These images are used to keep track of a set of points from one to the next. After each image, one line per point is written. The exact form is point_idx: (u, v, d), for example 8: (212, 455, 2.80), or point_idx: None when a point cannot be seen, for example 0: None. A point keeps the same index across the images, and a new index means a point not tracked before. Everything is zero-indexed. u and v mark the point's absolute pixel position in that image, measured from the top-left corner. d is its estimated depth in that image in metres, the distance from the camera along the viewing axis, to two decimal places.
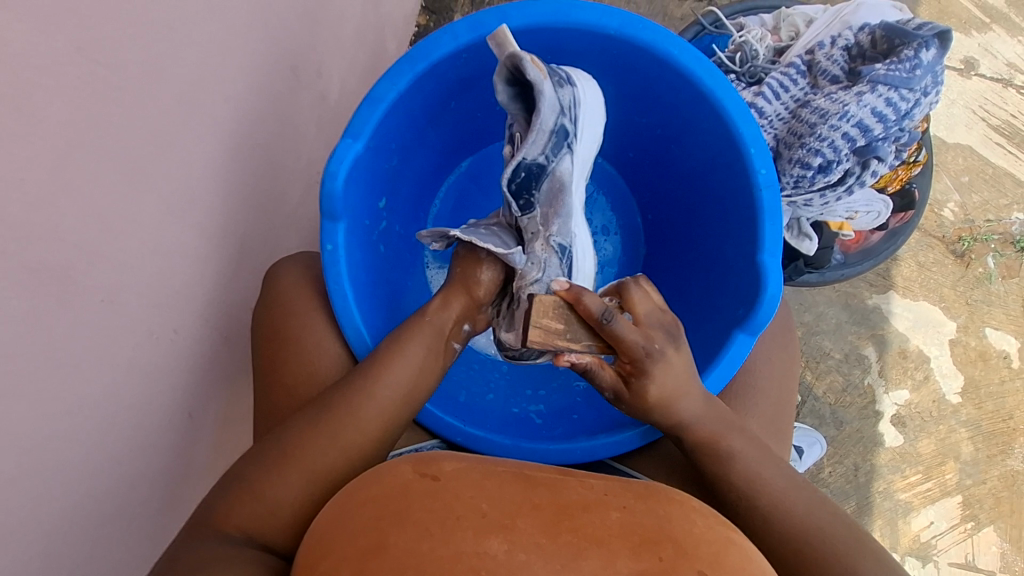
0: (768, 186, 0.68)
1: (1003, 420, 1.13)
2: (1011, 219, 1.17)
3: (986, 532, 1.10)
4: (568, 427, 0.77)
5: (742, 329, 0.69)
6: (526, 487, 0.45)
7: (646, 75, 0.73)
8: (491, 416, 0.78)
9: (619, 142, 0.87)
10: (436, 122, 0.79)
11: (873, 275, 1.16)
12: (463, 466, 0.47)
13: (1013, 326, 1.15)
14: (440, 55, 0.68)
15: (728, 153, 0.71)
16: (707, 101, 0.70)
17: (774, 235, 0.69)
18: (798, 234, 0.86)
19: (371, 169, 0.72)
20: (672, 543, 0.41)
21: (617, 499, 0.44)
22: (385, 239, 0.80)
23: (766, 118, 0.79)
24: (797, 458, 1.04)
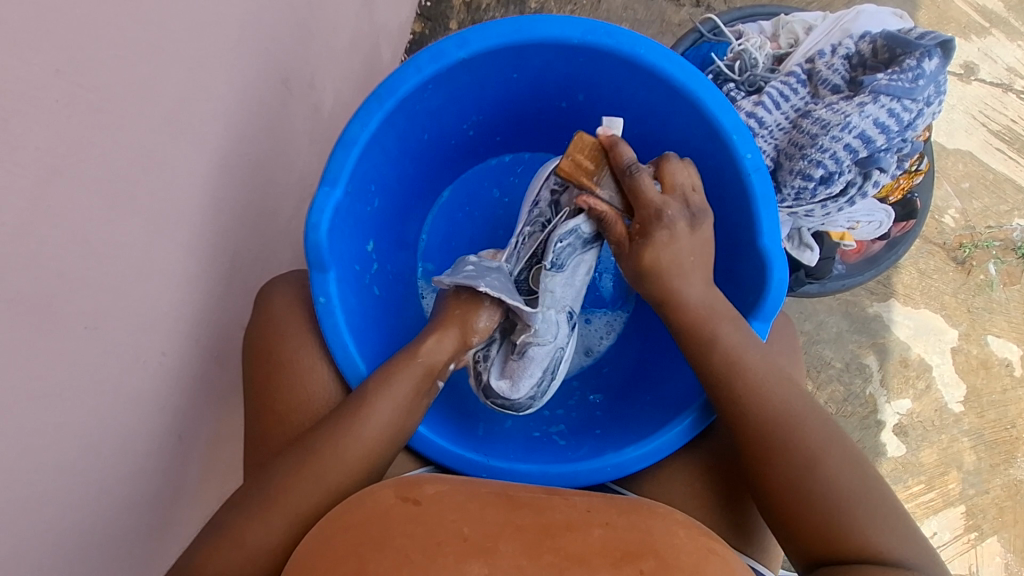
0: (757, 170, 0.66)
1: (1005, 429, 1.12)
2: (1012, 225, 1.15)
3: (989, 543, 1.09)
4: (593, 442, 0.73)
5: (754, 318, 0.67)
6: (507, 508, 0.43)
7: (618, 83, 0.71)
8: (513, 445, 0.74)
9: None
10: (413, 155, 0.77)
11: (874, 282, 1.15)
12: (446, 488, 0.45)
13: (1015, 334, 1.14)
14: (410, 86, 0.65)
15: (719, 155, 0.68)
16: (690, 104, 0.67)
17: (771, 218, 0.66)
18: (798, 244, 0.84)
19: (354, 215, 0.70)
20: (653, 557, 0.40)
21: (600, 515, 0.43)
22: (380, 278, 0.78)
23: (766, 129, 0.78)
24: None
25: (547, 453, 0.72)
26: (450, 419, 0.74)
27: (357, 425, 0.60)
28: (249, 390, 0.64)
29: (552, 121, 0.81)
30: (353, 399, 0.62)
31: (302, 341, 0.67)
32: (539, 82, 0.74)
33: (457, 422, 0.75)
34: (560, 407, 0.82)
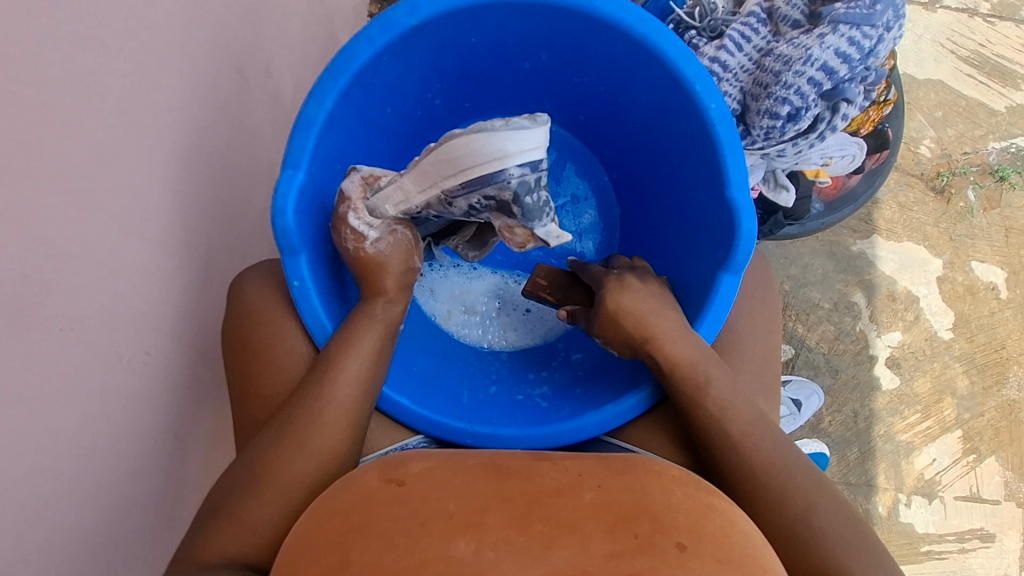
0: (723, 120, 0.64)
1: (996, 350, 1.13)
2: (988, 149, 1.16)
3: (988, 463, 1.10)
4: (576, 401, 0.71)
5: (724, 269, 0.65)
6: (497, 479, 0.45)
7: (578, 38, 0.69)
8: (497, 408, 0.71)
9: (568, 106, 0.81)
10: (378, 130, 0.76)
11: (856, 221, 1.16)
12: (432, 466, 0.46)
13: (999, 257, 1.15)
14: (362, 62, 0.64)
15: (682, 105, 0.67)
16: (650, 55, 0.66)
17: (738, 168, 0.65)
18: (774, 186, 0.84)
19: (322, 195, 0.69)
20: (648, 519, 0.41)
21: (591, 478, 0.45)
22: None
23: (731, 72, 0.77)
24: (795, 411, 1.06)
25: (529, 415, 0.70)
26: (435, 389, 0.72)
27: (339, 396, 0.60)
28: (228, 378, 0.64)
29: (517, 86, 0.80)
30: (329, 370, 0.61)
31: (280, 328, 0.66)
32: (497, 42, 0.72)
33: (443, 389, 0.73)
34: (546, 368, 0.80)
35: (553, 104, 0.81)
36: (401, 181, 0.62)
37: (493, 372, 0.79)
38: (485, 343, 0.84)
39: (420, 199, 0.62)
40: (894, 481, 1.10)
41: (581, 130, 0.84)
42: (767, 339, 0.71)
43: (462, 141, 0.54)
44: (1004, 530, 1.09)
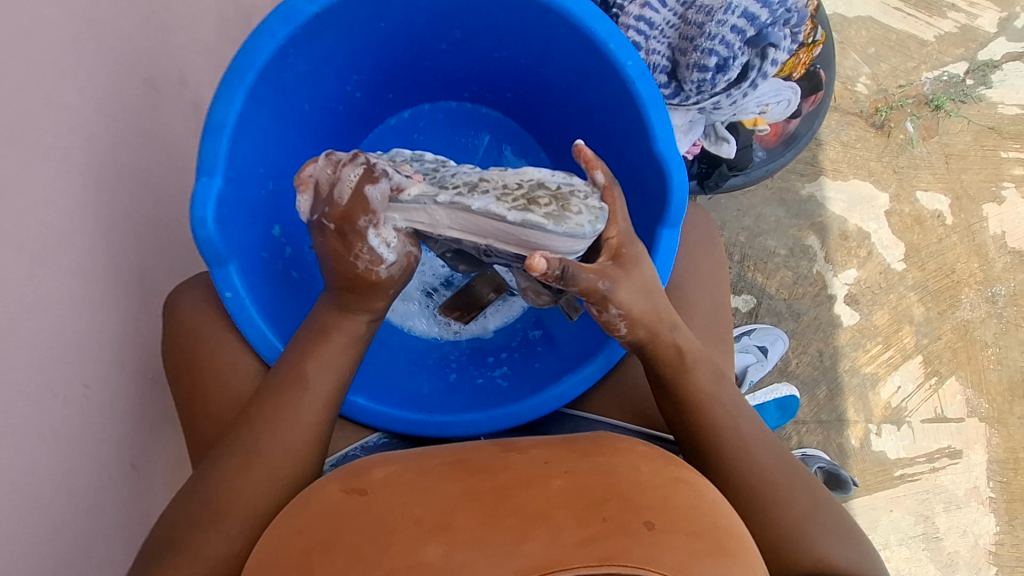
0: (640, 76, 0.63)
1: (947, 275, 1.17)
2: (922, 80, 1.19)
3: (949, 384, 1.14)
4: (535, 378, 0.69)
5: (664, 226, 0.65)
6: (462, 476, 0.45)
7: (489, 9, 0.68)
8: (458, 397, 0.70)
9: (492, 84, 0.79)
10: (298, 129, 0.72)
11: (802, 165, 1.18)
12: (394, 472, 0.46)
13: (941, 185, 1.19)
14: (267, 57, 0.62)
15: (600, 67, 0.66)
16: (562, 20, 0.64)
17: (662, 122, 0.64)
18: (715, 139, 0.84)
19: (244, 203, 0.66)
20: (617, 501, 0.42)
21: (559, 465, 0.46)
22: (301, 266, 0.74)
23: (657, 28, 0.75)
24: (762, 357, 1.07)
25: (491, 398, 0.68)
26: (392, 385, 0.70)
27: (301, 404, 0.58)
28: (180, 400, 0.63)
29: (439, 68, 0.78)
30: (282, 378, 0.59)
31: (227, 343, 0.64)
32: (411, 23, 0.70)
33: (401, 384, 0.71)
34: (504, 348, 0.77)
35: (478, 84, 0.80)
36: (433, 208, 0.60)
37: (453, 361, 0.76)
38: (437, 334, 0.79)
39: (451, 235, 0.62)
40: (863, 413, 1.13)
41: (508, 107, 0.82)
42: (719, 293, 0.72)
43: (546, 233, 0.55)
44: (970, 445, 1.13)
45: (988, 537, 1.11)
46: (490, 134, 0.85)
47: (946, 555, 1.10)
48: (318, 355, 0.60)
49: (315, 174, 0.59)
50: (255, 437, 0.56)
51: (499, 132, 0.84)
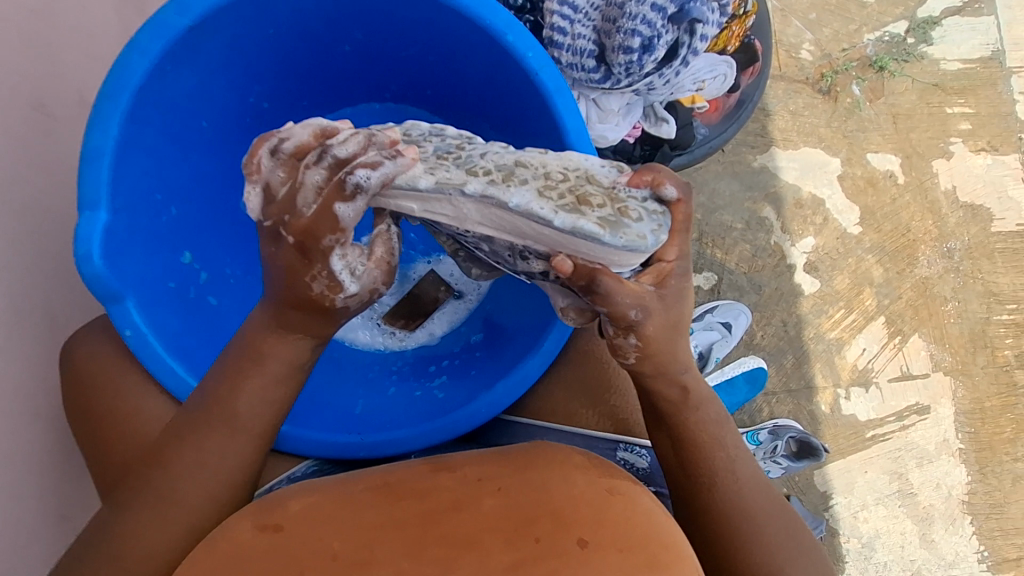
0: (543, 66, 0.63)
1: (903, 235, 1.18)
2: (864, 42, 1.19)
3: (913, 341, 1.16)
4: (469, 384, 0.66)
5: None
6: (388, 502, 0.50)
7: (385, 8, 0.66)
8: (392, 413, 0.66)
9: (411, 83, 0.77)
10: (200, 147, 0.71)
11: (753, 137, 1.18)
12: (313, 504, 0.50)
13: (891, 145, 1.19)
14: (140, 77, 0.60)
15: (502, 59, 0.65)
16: (454, 13, 0.63)
17: (570, 110, 0.63)
18: (655, 120, 0.84)
19: (141, 231, 0.64)
20: (547, 520, 0.47)
21: (489, 484, 0.51)
22: (220, 292, 0.72)
23: (581, 12, 0.73)
24: (727, 333, 1.08)
25: (424, 412, 0.65)
26: (327, 407, 0.67)
27: (231, 445, 0.56)
28: (110, 433, 0.64)
29: (351, 70, 0.76)
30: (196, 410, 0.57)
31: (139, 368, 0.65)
32: (305, 27, 0.68)
33: (336, 404, 0.68)
34: (445, 356, 0.73)
35: (397, 84, 0.77)
36: (459, 201, 0.52)
37: (394, 371, 0.73)
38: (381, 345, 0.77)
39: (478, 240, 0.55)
40: (831, 377, 1.14)
41: (432, 106, 0.79)
42: None
43: (598, 246, 0.50)
44: (937, 400, 1.15)
45: (961, 488, 1.13)
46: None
47: (922, 510, 1.12)
48: (250, 385, 0.57)
49: (285, 167, 0.49)
50: (169, 479, 0.55)
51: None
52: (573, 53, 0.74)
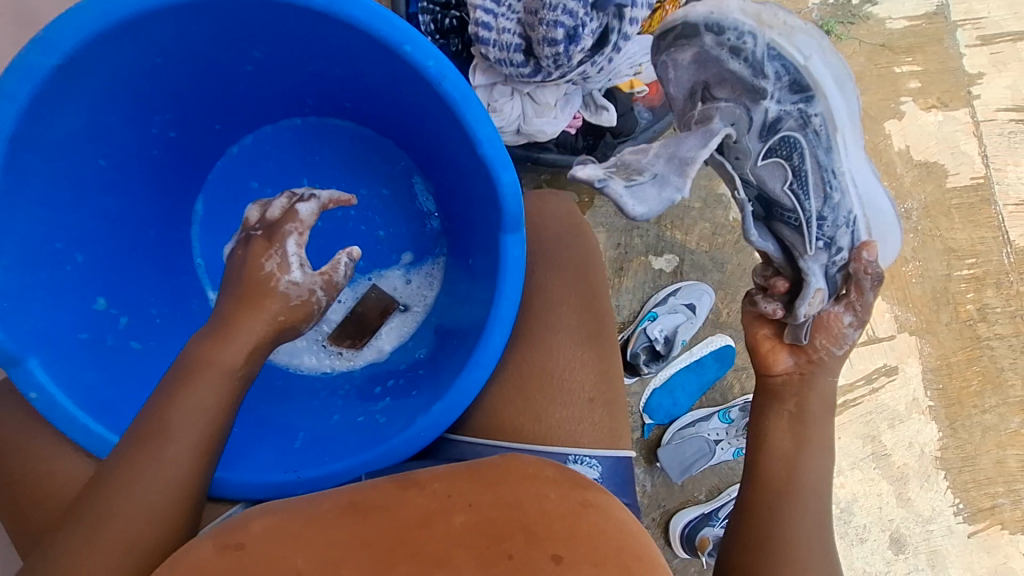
0: (445, 76, 0.59)
1: None
2: (809, 8, 1.18)
3: (876, 304, 1.16)
4: (409, 407, 0.64)
5: (508, 231, 0.62)
6: (356, 519, 0.49)
7: (275, 24, 0.62)
8: (332, 443, 0.64)
9: (327, 96, 0.75)
10: (102, 187, 0.69)
11: None
12: (277, 525, 0.48)
13: None
14: (9, 125, 0.56)
15: (400, 67, 0.61)
16: (345, 26, 0.59)
17: (481, 122, 0.60)
18: (595, 108, 0.82)
19: (40, 287, 0.63)
20: (521, 534, 0.47)
21: (461, 500, 0.51)
22: (143, 334, 0.71)
23: (505, 4, 0.70)
24: (691, 315, 1.06)
25: (364, 439, 0.63)
26: (262, 442, 0.65)
27: (164, 455, 0.54)
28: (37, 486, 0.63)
29: (259, 88, 0.74)
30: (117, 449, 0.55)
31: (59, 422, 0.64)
32: (193, 50, 0.65)
33: (273, 440, 0.66)
34: (391, 376, 0.73)
35: (313, 98, 0.76)
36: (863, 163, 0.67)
37: (341, 396, 0.73)
38: (327, 368, 0.77)
39: (841, 185, 0.64)
40: None
41: (353, 116, 0.77)
42: (573, 279, 0.72)
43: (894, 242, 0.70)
44: (904, 359, 1.16)
45: (933, 444, 1.15)
46: (345, 146, 0.80)
47: (896, 470, 1.14)
48: (189, 400, 0.56)
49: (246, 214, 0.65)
50: (101, 515, 0.52)
51: (353, 143, 0.80)
52: (500, 48, 0.71)
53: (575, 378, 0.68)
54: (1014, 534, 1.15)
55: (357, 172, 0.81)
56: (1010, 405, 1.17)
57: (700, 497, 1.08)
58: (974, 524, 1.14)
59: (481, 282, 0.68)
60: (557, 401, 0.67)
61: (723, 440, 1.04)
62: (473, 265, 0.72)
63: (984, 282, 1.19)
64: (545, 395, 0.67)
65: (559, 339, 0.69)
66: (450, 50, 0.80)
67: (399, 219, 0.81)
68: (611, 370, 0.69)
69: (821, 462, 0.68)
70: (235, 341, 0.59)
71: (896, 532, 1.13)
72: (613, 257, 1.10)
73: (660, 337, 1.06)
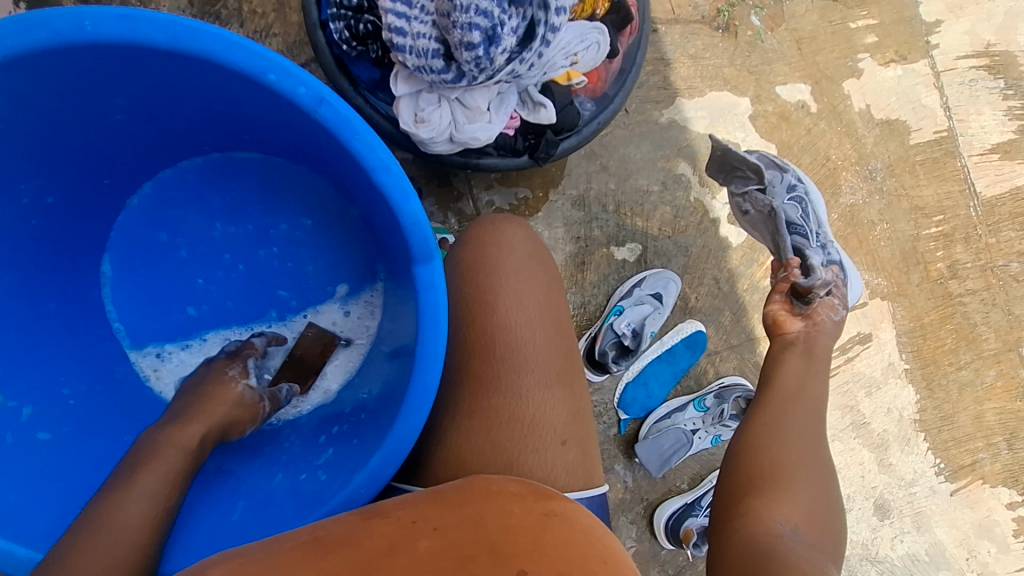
0: (318, 101, 0.57)
1: (823, 165, 1.14)
2: None
3: None
4: (351, 459, 0.62)
5: (420, 263, 0.60)
6: (321, 556, 0.44)
7: (135, 72, 0.58)
8: (276, 509, 0.63)
9: (221, 131, 0.72)
10: None
11: (656, 91, 1.10)
12: (239, 566, 0.43)
13: (799, 74, 1.14)
14: None
15: (275, 99, 0.58)
16: (204, 62, 0.56)
17: (372, 151, 0.58)
18: (531, 105, 0.76)
19: None
20: (486, 553, 0.44)
21: (425, 523, 0.47)
22: (53, 422, 0.68)
23: (417, 6, 0.65)
24: (659, 305, 1.03)
25: (306, 499, 0.62)
26: (201, 515, 0.64)
27: (123, 515, 0.52)
28: None
29: (141, 135, 0.70)
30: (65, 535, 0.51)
31: None
32: (51, 111, 0.61)
33: (209, 511, 0.65)
34: (338, 421, 0.72)
35: (207, 136, 0.73)
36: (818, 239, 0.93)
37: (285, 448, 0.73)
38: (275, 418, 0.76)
39: (828, 233, 0.90)
40: None
41: (255, 148, 0.74)
42: (533, 312, 0.66)
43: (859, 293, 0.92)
44: (878, 325, 1.14)
45: (911, 408, 1.14)
46: (254, 179, 0.78)
47: (876, 437, 1.13)
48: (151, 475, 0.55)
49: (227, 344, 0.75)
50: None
51: (263, 174, 0.77)
52: (417, 54, 0.66)
53: (547, 421, 0.64)
54: (995, 487, 1.16)
55: (271, 206, 0.79)
56: (985, 359, 1.17)
57: (682, 486, 1.07)
58: (956, 482, 1.15)
59: (410, 324, 0.66)
60: (529, 447, 0.62)
61: (700, 429, 1.04)
62: (403, 300, 0.70)
63: (953, 238, 1.17)
64: (517, 444, 0.62)
65: (525, 381, 0.64)
66: (371, 56, 0.74)
67: (326, 249, 0.80)
68: (581, 408, 0.66)
69: (814, 412, 0.68)
70: (195, 421, 0.60)
71: (879, 499, 1.13)
72: (574, 251, 1.06)
73: (628, 330, 1.02)
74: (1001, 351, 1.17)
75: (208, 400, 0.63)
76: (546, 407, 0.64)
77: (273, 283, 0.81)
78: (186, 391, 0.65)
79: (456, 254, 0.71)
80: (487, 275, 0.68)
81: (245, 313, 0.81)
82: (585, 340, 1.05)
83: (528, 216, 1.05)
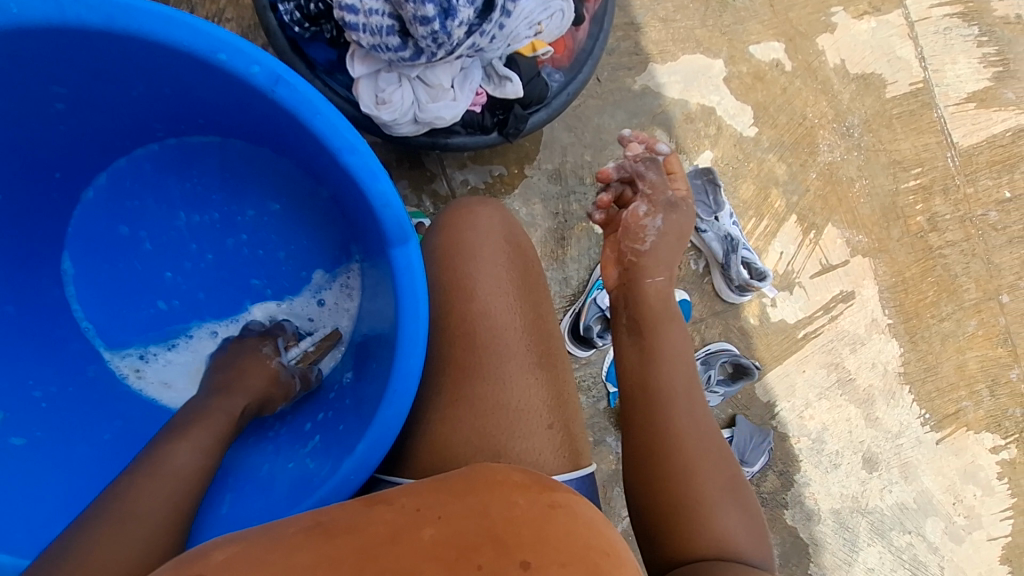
0: (274, 80, 0.55)
1: (800, 125, 1.13)
2: None
3: (827, 232, 1.14)
4: (339, 446, 0.62)
5: (394, 245, 0.58)
6: (327, 541, 0.40)
7: (77, 56, 0.56)
8: (271, 501, 0.63)
9: (172, 115, 0.69)
10: None
11: (628, 57, 1.07)
12: (240, 551, 0.39)
13: (772, 32, 1.12)
14: None
15: (231, 81, 0.56)
16: (141, 42, 0.53)
17: (332, 129, 0.56)
18: (497, 80, 0.74)
19: None
20: (489, 545, 0.40)
21: (429, 509, 0.44)
22: (26, 427, 0.67)
23: None
24: None
25: (297, 490, 0.61)
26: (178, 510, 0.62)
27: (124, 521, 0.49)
28: None
29: (89, 125, 0.68)
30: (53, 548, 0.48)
31: None
32: None
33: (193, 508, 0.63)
34: (321, 410, 0.71)
35: (160, 120, 0.70)
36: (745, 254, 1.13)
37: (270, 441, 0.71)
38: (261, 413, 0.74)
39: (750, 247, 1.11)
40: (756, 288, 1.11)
41: (212, 132, 0.72)
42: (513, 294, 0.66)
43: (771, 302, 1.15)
44: (859, 282, 1.14)
45: (894, 361, 1.15)
46: (213, 163, 0.75)
47: (862, 392, 1.15)
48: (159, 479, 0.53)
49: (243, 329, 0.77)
50: None
51: (223, 159, 0.75)
52: (371, 32, 0.64)
53: (533, 406, 0.63)
54: (978, 433, 1.18)
55: (234, 193, 0.77)
56: (966, 309, 1.18)
57: None
58: (941, 431, 1.17)
59: (386, 307, 0.65)
60: (517, 433, 0.62)
61: None
62: (378, 284, 0.69)
63: (932, 191, 1.17)
64: (505, 430, 0.61)
65: (508, 365, 0.63)
66: (325, 36, 0.72)
67: (296, 236, 0.78)
68: (567, 388, 0.66)
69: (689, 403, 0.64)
70: (237, 393, 0.65)
71: (867, 452, 1.15)
72: (552, 227, 1.04)
73: None
74: (981, 300, 1.18)
75: (247, 373, 0.68)
76: (533, 389, 0.63)
77: (244, 273, 0.80)
78: (223, 368, 0.69)
79: (432, 240, 0.70)
80: (466, 260, 0.66)
81: (219, 306, 0.80)
82: (569, 316, 1.04)
83: (504, 193, 1.03)
